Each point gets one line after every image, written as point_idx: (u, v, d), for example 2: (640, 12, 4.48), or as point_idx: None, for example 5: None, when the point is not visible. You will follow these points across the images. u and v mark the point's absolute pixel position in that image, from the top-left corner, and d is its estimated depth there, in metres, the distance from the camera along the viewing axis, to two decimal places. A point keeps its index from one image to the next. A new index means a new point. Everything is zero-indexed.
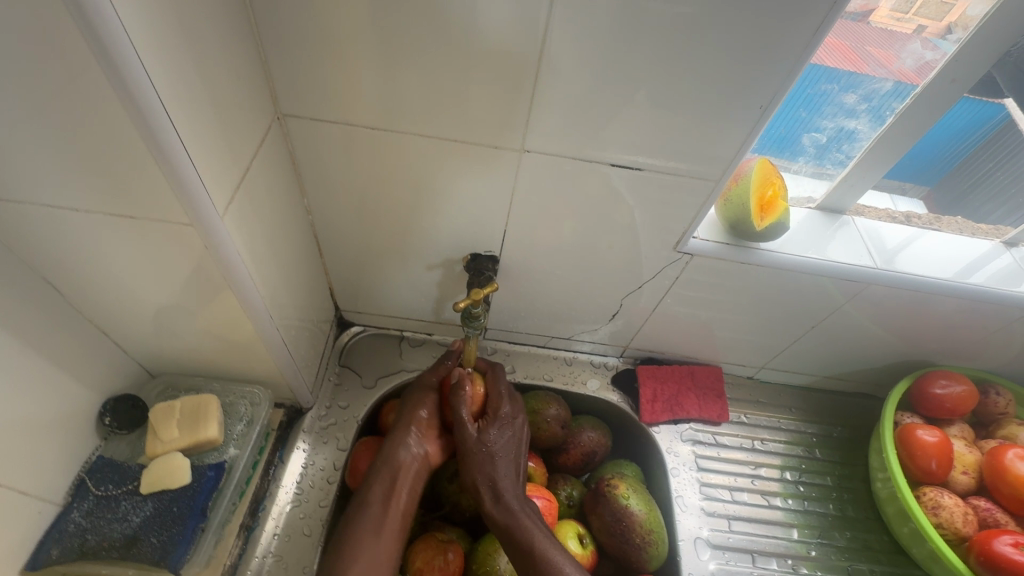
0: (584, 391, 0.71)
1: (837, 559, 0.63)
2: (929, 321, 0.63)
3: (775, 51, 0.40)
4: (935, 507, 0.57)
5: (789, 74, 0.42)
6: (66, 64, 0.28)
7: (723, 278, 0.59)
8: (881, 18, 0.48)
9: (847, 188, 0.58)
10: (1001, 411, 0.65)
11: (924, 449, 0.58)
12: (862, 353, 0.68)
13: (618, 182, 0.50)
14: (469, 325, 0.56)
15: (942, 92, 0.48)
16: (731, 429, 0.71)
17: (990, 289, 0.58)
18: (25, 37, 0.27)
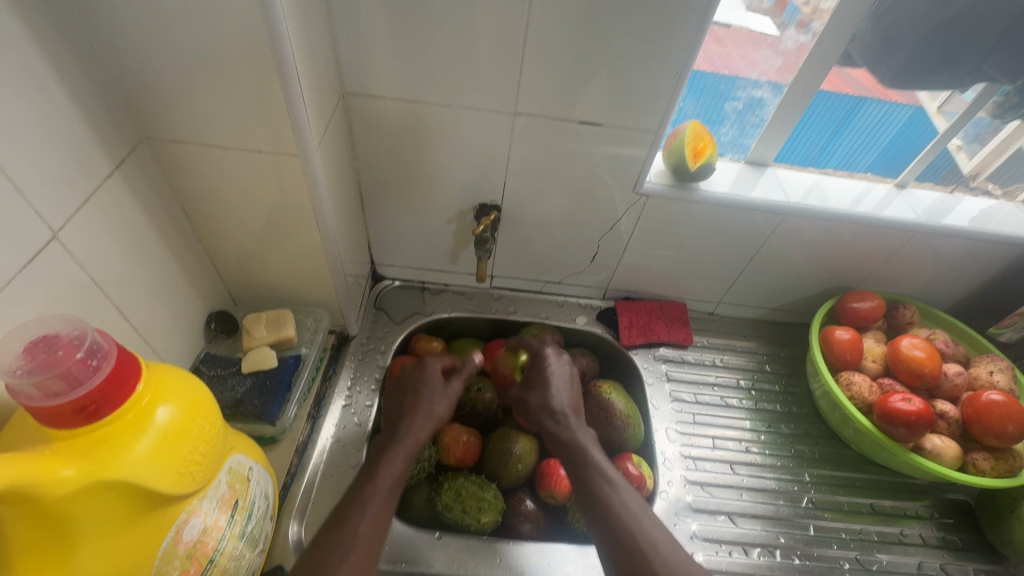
0: (574, 325, 0.87)
1: (782, 442, 0.78)
2: (840, 249, 0.80)
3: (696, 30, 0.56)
4: (849, 384, 0.72)
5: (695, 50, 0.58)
6: (226, 42, 0.44)
7: (675, 215, 0.75)
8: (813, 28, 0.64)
9: (765, 145, 0.75)
10: (908, 321, 0.81)
11: (840, 343, 0.74)
12: (796, 281, 0.85)
13: (588, 139, 0.66)
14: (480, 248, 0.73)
15: (817, 65, 0.65)
16: (696, 351, 0.87)
17: (882, 216, 0.75)
18: (202, 26, 0.43)
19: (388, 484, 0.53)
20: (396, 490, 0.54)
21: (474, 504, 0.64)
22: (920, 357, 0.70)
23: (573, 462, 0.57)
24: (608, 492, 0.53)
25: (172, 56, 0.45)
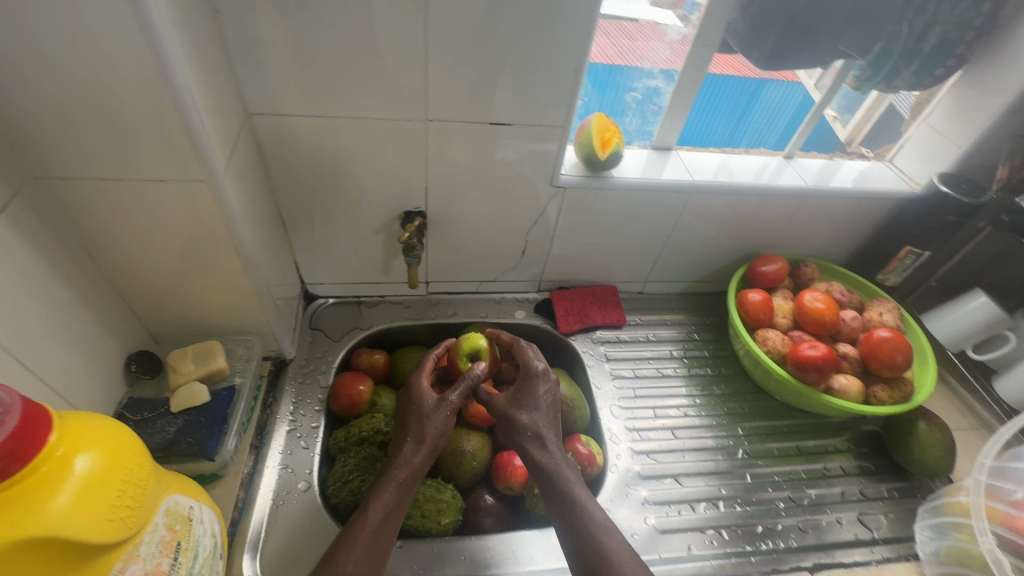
0: (514, 320, 0.90)
1: (715, 402, 0.84)
2: (744, 220, 0.87)
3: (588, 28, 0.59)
4: (764, 339, 0.78)
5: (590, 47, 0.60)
6: (108, 70, 0.42)
7: (593, 204, 0.79)
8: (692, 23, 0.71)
9: (668, 130, 0.80)
10: (810, 278, 0.89)
11: (752, 305, 0.81)
12: (711, 253, 0.92)
13: (502, 138, 0.68)
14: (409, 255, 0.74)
15: (700, 53, 0.71)
16: (630, 329, 0.92)
17: (774, 185, 0.82)
18: (83, 56, 0.41)
19: (377, 519, 0.56)
20: (387, 523, 0.56)
21: (433, 506, 0.65)
22: (820, 308, 0.78)
23: (552, 488, 0.59)
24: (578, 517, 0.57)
25: (54, 88, 0.43)
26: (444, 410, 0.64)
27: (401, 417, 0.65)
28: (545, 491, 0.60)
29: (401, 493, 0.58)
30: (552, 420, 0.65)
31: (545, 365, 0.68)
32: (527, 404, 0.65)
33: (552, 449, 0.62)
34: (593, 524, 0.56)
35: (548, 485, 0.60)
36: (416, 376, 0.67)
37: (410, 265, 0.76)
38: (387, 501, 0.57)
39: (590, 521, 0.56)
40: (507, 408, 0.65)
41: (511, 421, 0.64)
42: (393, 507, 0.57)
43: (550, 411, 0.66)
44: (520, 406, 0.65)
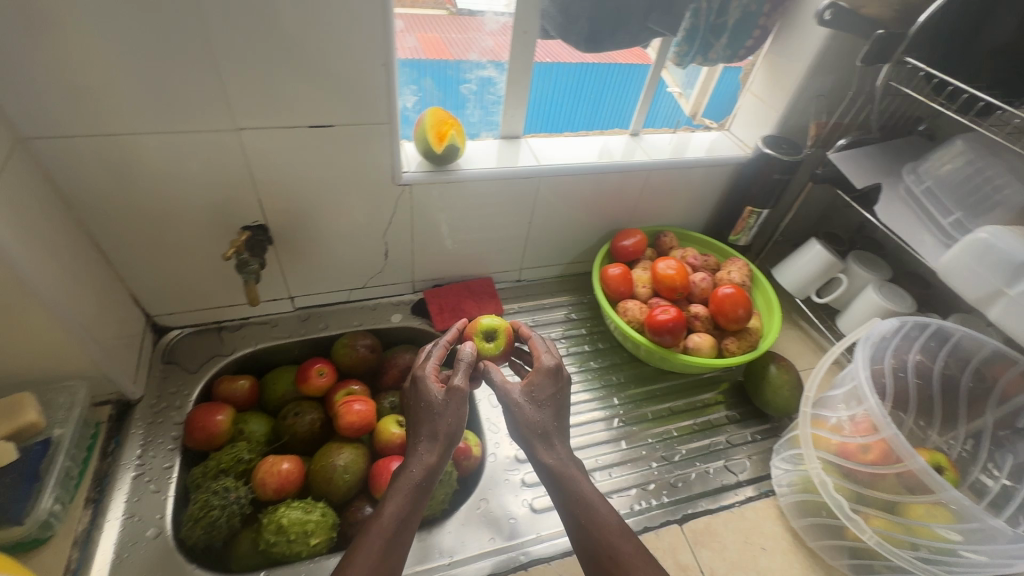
0: (390, 324, 0.89)
1: (592, 377, 0.87)
2: (600, 199, 0.91)
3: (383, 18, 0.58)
4: (625, 310, 0.82)
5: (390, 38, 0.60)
6: None
7: (445, 198, 0.79)
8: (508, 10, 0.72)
9: (511, 119, 0.82)
10: (669, 247, 0.95)
11: (611, 279, 0.84)
12: (577, 235, 0.95)
13: (327, 140, 0.66)
14: (243, 272, 0.69)
15: (522, 40, 0.73)
16: (509, 318, 0.94)
17: (618, 161, 0.86)
18: None
19: (386, 531, 0.52)
20: (397, 533, 0.52)
21: (298, 530, 0.62)
22: (670, 273, 0.82)
23: (566, 492, 0.56)
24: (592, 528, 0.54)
25: None
26: (452, 405, 0.58)
27: (413, 412, 0.59)
28: (555, 493, 0.56)
29: (410, 502, 0.53)
30: (562, 420, 0.61)
31: (555, 361, 0.64)
32: (537, 401, 0.60)
33: (564, 453, 0.58)
34: (606, 535, 0.53)
35: (560, 488, 0.56)
36: (424, 367, 0.61)
37: (248, 285, 0.71)
38: (395, 516, 0.52)
39: (606, 531, 0.53)
40: (518, 405, 0.59)
41: (518, 419, 0.59)
42: (403, 518, 0.53)
43: (559, 409, 0.61)
44: (533, 404, 0.60)
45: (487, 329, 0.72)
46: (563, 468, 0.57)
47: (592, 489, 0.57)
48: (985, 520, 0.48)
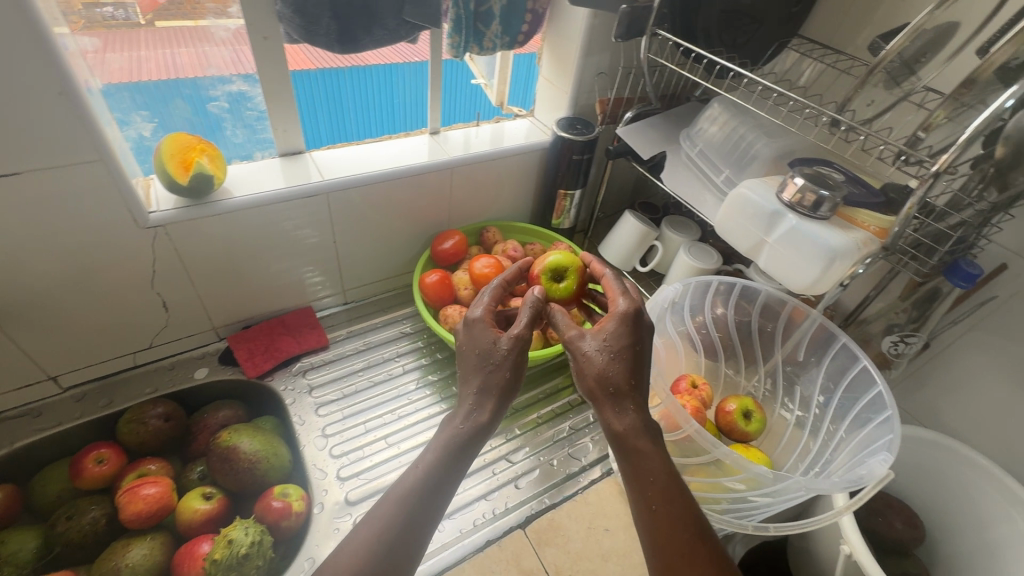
0: (192, 383, 0.78)
1: (431, 392, 0.83)
2: (409, 206, 0.86)
3: (41, 36, 0.48)
4: (447, 317, 0.78)
5: (59, 58, 0.50)
6: None
7: (218, 232, 0.70)
8: (234, 20, 0.65)
9: (285, 134, 0.75)
10: (493, 242, 0.93)
11: (430, 287, 0.81)
12: (396, 244, 0.91)
13: (24, 190, 0.55)
14: None
15: (265, 46, 0.66)
16: (336, 347, 0.87)
17: (415, 164, 0.82)
18: None
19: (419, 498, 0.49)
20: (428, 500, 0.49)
21: None
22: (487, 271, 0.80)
23: (633, 469, 0.50)
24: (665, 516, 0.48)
25: None
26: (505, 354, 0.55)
27: (465, 357, 0.57)
28: (626, 466, 0.51)
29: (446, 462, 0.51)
30: (643, 383, 0.53)
31: (630, 306, 0.56)
32: (601, 359, 0.53)
33: (638, 419, 0.51)
34: (672, 523, 0.48)
35: (625, 459, 0.51)
36: (477, 310, 0.59)
37: None
38: (410, 487, 0.49)
39: (666, 525, 0.48)
40: (588, 360, 0.53)
41: (587, 374, 0.53)
42: (436, 487, 0.49)
43: (638, 366, 0.53)
44: (606, 354, 0.53)
45: (560, 267, 0.70)
46: (652, 426, 0.51)
47: (666, 470, 0.50)
48: (755, 471, 0.51)
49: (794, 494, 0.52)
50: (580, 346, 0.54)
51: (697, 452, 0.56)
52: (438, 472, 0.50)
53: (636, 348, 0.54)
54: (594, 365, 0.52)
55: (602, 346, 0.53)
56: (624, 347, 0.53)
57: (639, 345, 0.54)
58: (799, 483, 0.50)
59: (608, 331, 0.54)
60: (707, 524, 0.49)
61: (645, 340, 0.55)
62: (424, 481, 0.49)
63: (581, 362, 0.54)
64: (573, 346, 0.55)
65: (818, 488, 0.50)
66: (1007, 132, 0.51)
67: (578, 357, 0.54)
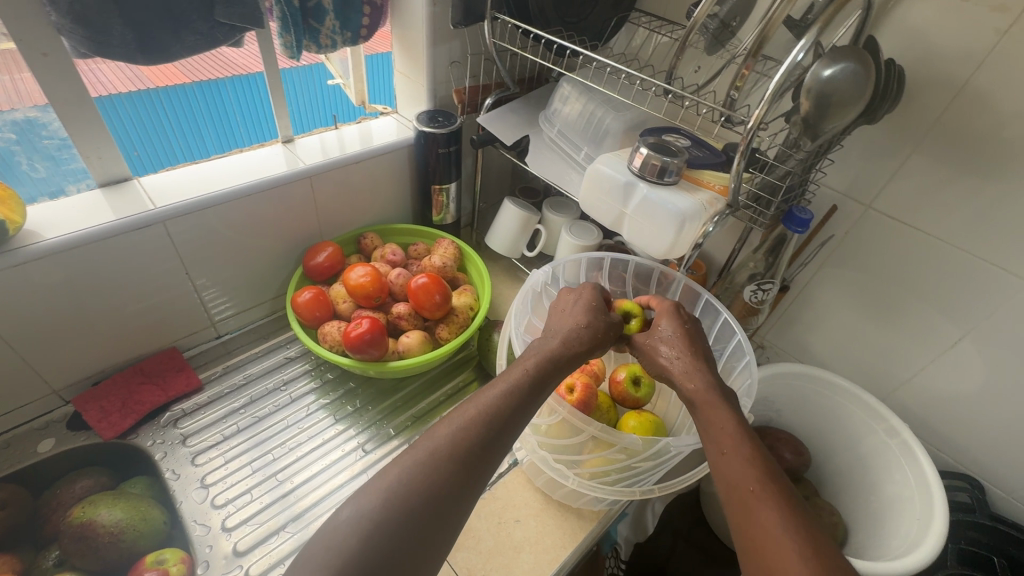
0: (36, 459, 0.68)
1: (325, 415, 0.78)
2: (270, 223, 0.80)
3: None
4: (325, 336, 0.73)
5: None
6: None
7: (31, 284, 0.61)
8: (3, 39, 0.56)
9: (101, 161, 0.66)
10: (373, 247, 0.90)
11: (304, 306, 0.75)
12: (266, 264, 0.85)
13: None
14: None
15: (47, 65, 0.57)
16: (209, 388, 0.79)
17: (266, 178, 0.76)
18: None
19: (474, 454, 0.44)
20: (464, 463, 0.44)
21: None
22: (362, 281, 0.76)
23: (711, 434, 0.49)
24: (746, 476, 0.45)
25: None
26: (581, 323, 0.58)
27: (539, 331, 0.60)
28: (705, 434, 0.50)
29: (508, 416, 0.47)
30: (708, 363, 0.56)
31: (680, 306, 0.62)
32: (683, 330, 0.59)
33: (711, 381, 0.53)
34: (748, 462, 0.46)
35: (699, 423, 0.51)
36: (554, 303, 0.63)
37: None
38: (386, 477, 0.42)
39: (747, 482, 0.45)
40: (670, 329, 0.59)
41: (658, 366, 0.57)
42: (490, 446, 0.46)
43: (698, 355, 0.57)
44: (668, 344, 0.58)
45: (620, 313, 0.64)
46: (723, 386, 0.53)
47: (743, 432, 0.49)
48: (625, 440, 0.53)
49: (667, 456, 0.54)
50: (665, 321, 0.61)
51: (570, 431, 0.57)
52: (507, 403, 0.48)
53: (694, 341, 0.58)
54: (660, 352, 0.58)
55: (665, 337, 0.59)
56: (675, 342, 0.58)
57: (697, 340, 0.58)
58: (665, 444, 0.53)
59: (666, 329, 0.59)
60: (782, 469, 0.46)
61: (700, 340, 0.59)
62: (491, 416, 0.47)
63: (665, 332, 0.59)
64: (661, 321, 0.61)
65: (682, 446, 0.54)
66: (808, 85, 0.55)
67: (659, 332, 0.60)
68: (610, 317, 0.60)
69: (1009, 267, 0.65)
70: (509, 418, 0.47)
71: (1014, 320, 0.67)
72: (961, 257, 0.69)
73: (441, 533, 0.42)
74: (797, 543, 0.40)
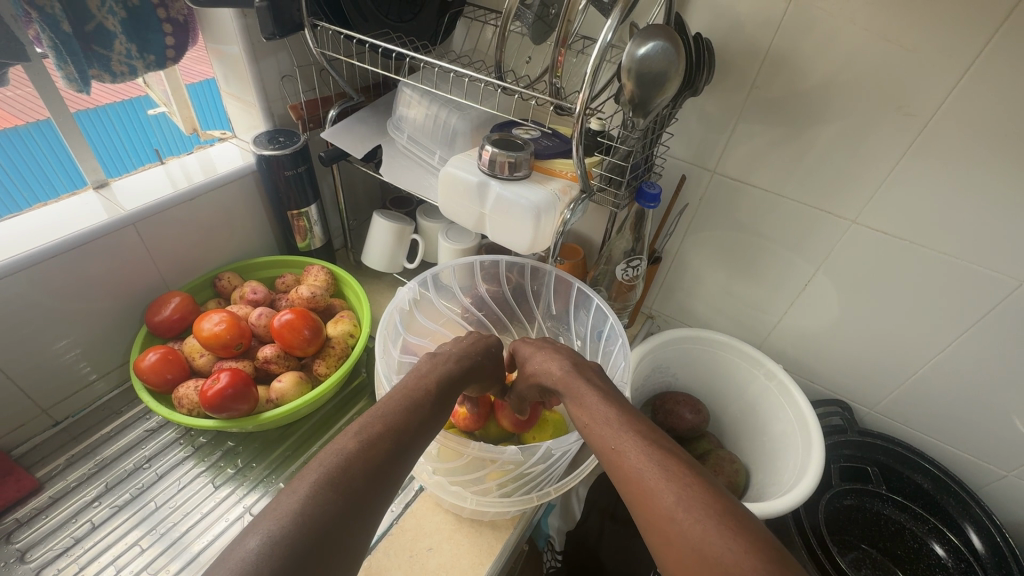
0: None
1: (201, 485, 0.70)
2: (96, 282, 0.70)
3: None
4: (180, 399, 0.65)
5: None
6: None
7: None
8: None
9: None
10: (232, 287, 0.82)
11: (149, 369, 0.66)
12: (102, 330, 0.74)
13: None
14: None
15: None
16: (52, 486, 0.67)
17: (77, 230, 0.65)
18: None
19: (351, 490, 0.37)
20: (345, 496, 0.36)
21: None
22: (215, 330, 0.68)
23: (594, 435, 0.46)
24: (630, 459, 0.42)
25: None
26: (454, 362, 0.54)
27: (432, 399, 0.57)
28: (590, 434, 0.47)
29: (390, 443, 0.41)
30: (583, 366, 0.54)
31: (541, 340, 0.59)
32: (540, 345, 0.59)
33: (565, 362, 0.54)
34: (605, 420, 0.46)
35: (584, 425, 0.48)
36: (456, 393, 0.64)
37: None
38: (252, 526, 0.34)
39: (634, 463, 0.42)
40: (529, 348, 0.59)
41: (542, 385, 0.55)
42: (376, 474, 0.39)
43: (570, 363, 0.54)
44: (543, 369, 0.55)
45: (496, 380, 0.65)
46: (578, 365, 0.54)
47: (621, 416, 0.46)
48: (507, 453, 0.52)
49: (553, 458, 0.55)
50: (524, 343, 0.60)
51: (457, 453, 0.54)
52: (407, 420, 0.44)
53: (569, 357, 0.55)
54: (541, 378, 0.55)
55: (540, 369, 0.56)
56: (544, 375, 0.55)
57: (569, 355, 0.55)
58: (546, 448, 0.53)
59: (538, 357, 0.57)
60: (641, 415, 0.47)
61: (572, 355, 0.56)
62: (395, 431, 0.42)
63: (526, 352, 0.59)
64: (520, 347, 0.61)
65: (567, 445, 0.54)
66: (626, 67, 0.56)
67: (521, 355, 0.60)
68: (483, 357, 0.57)
69: (833, 209, 0.72)
70: (409, 435, 0.43)
71: (845, 256, 0.75)
72: (793, 205, 0.75)
73: (342, 566, 0.34)
74: (660, 472, 0.40)
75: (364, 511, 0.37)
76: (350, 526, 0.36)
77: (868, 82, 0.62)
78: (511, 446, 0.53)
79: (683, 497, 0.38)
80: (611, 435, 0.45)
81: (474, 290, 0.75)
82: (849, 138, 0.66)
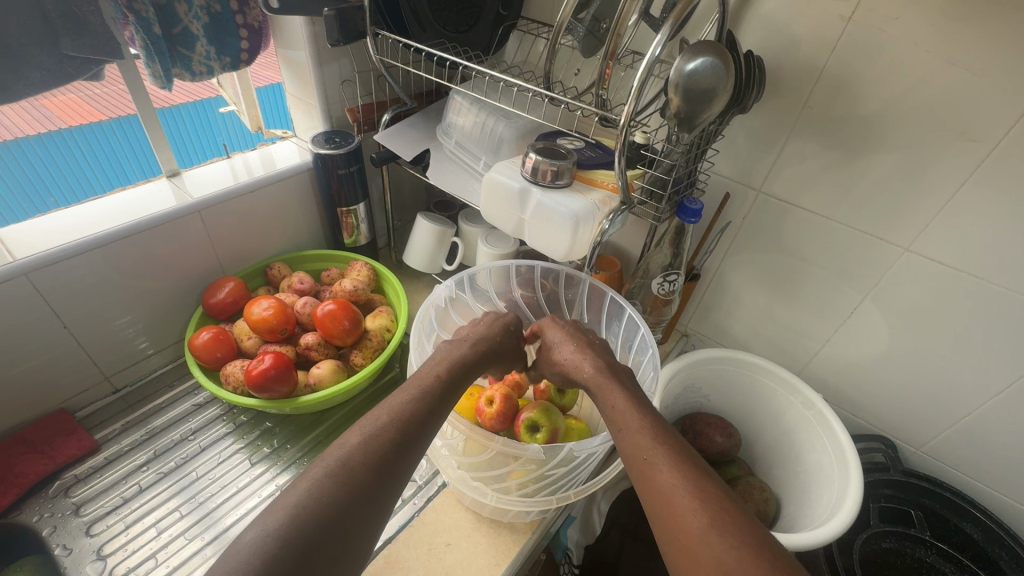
0: None
1: (239, 461, 0.73)
2: (162, 262, 0.75)
3: None
4: (228, 378, 0.69)
5: None
6: None
7: None
8: None
9: None
10: (281, 276, 0.86)
11: (203, 347, 0.70)
12: (162, 308, 0.80)
13: None
14: None
15: None
16: (108, 448, 0.72)
17: (150, 214, 0.71)
18: None
19: (365, 474, 0.40)
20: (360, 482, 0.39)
21: None
22: (265, 315, 0.72)
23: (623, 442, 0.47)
24: (660, 470, 0.42)
25: None
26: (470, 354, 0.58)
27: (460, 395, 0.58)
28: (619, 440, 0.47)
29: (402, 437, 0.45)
30: (613, 370, 0.55)
31: (567, 322, 0.63)
32: (570, 334, 0.61)
33: (599, 363, 0.56)
34: (636, 428, 0.46)
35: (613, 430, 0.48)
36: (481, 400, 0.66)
37: None
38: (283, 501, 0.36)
39: (662, 475, 0.42)
40: (558, 334, 0.62)
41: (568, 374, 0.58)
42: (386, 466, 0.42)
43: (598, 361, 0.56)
44: (570, 355, 0.58)
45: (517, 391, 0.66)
46: (611, 369, 0.55)
47: (653, 425, 0.46)
48: (530, 451, 0.53)
49: (576, 461, 0.55)
50: (551, 328, 0.63)
51: (482, 447, 0.55)
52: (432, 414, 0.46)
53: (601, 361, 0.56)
54: (568, 360, 0.58)
55: (568, 358, 0.58)
56: (569, 361, 0.58)
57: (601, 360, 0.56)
58: (569, 450, 0.53)
59: (566, 346, 0.60)
60: (671, 427, 0.47)
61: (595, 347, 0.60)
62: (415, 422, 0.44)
63: (555, 339, 0.62)
64: (548, 329, 0.64)
65: (591, 448, 0.55)
66: (674, 82, 0.56)
67: (546, 339, 0.63)
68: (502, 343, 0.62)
69: (885, 236, 0.70)
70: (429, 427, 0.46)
71: (896, 285, 0.72)
72: (842, 229, 0.73)
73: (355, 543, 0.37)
74: (689, 488, 0.40)
75: (382, 494, 0.40)
76: (369, 508, 0.38)
77: (929, 107, 0.60)
78: (534, 445, 0.54)
79: (712, 515, 0.38)
80: (640, 443, 0.45)
81: (509, 293, 0.76)
82: (905, 163, 0.64)
